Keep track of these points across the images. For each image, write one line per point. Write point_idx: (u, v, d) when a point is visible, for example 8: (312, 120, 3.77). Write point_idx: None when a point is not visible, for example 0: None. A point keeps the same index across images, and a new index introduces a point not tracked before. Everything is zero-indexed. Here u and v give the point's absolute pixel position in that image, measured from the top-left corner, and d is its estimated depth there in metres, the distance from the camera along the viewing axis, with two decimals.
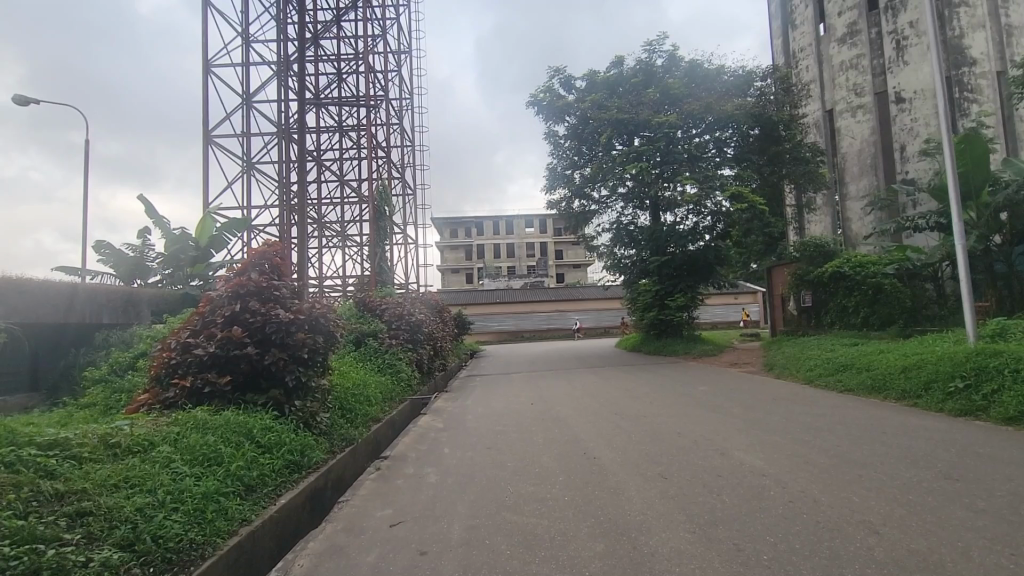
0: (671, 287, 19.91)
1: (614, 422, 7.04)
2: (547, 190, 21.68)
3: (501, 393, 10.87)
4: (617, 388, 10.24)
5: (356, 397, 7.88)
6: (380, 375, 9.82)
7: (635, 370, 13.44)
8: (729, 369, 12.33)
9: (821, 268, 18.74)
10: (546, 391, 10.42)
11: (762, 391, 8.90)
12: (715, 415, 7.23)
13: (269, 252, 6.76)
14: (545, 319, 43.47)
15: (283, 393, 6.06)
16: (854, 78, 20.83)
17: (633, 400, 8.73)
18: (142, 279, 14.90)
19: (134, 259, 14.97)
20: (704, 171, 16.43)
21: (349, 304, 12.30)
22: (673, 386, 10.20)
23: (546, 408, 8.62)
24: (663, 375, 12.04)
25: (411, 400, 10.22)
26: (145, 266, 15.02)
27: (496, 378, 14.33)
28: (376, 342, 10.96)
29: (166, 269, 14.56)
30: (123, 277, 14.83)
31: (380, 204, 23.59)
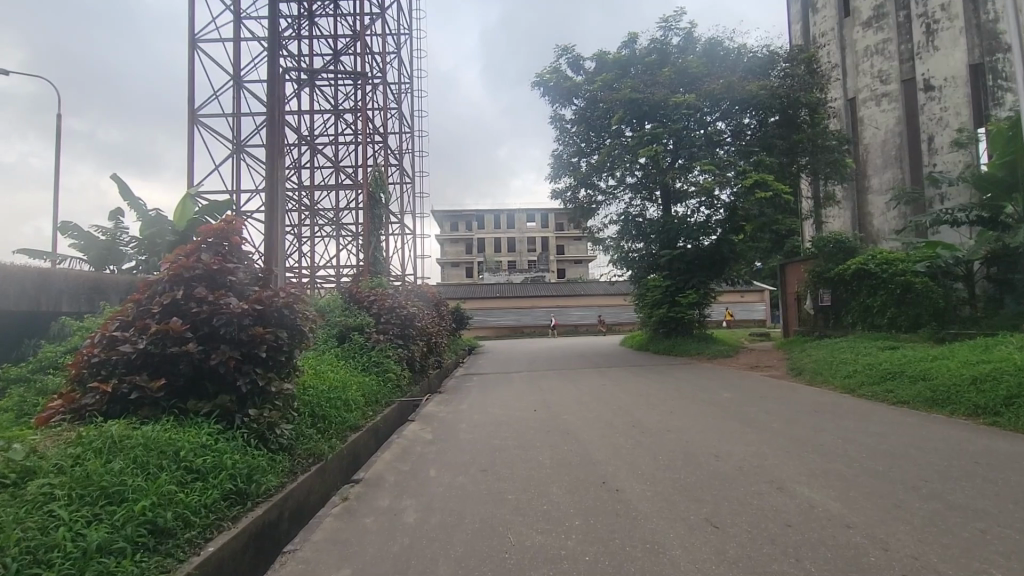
0: (683, 282, 18.77)
1: (633, 438, 5.96)
2: (551, 179, 20.59)
3: (498, 396, 9.80)
4: (630, 393, 9.15)
5: (330, 400, 6.78)
6: (363, 375, 8.70)
7: (646, 372, 12.36)
8: (750, 373, 11.26)
9: (842, 265, 17.65)
10: (549, 395, 9.35)
11: (797, 400, 7.85)
12: (750, 429, 6.16)
13: (226, 230, 5.65)
14: (546, 315, 42.39)
15: (235, 400, 4.98)
16: (880, 64, 19.62)
17: (650, 409, 7.66)
18: (115, 267, 13.74)
19: (105, 244, 13.74)
20: (722, 157, 15.27)
21: (334, 296, 11.17)
22: (692, 391, 9.12)
23: (552, 416, 7.54)
24: (678, 378, 10.95)
25: (399, 403, 9.14)
26: (119, 253, 13.81)
27: (495, 377, 13.25)
28: (362, 338, 9.85)
29: (141, 255, 13.36)
30: (94, 263, 13.67)
31: (375, 191, 22.42)
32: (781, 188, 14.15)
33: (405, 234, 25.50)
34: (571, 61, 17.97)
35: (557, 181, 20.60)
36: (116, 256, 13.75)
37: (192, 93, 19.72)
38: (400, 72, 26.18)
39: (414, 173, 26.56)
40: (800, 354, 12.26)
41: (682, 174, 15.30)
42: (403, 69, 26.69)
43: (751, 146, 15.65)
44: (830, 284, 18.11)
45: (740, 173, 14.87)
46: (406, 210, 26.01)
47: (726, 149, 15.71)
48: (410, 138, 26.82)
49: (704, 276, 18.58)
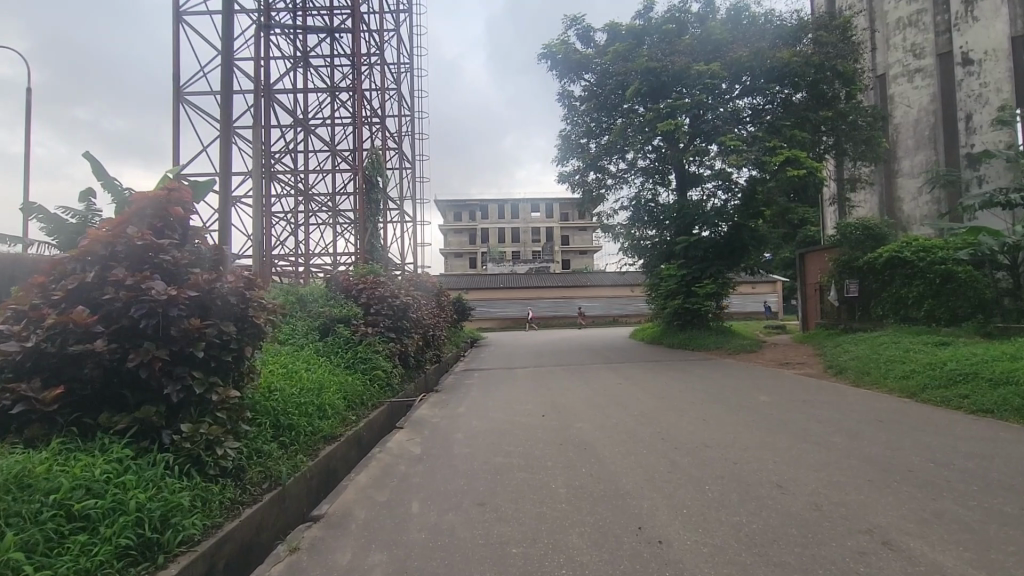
0: (699, 271, 17.42)
1: (666, 457, 4.85)
2: (557, 161, 19.36)
3: (499, 396, 8.71)
4: (650, 394, 8.04)
5: (298, 403, 5.70)
6: (346, 373, 7.62)
7: (663, 368, 11.24)
8: (782, 371, 10.14)
9: (872, 253, 16.43)
10: (557, 396, 8.26)
11: (851, 406, 6.72)
12: (809, 447, 5.04)
13: (165, 199, 4.56)
14: (551, 306, 41.26)
15: (163, 413, 3.90)
16: (913, 37, 18.21)
17: (679, 415, 6.54)
18: None
19: None
20: (746, 131, 13.98)
21: (319, 285, 10.04)
22: (721, 392, 8.02)
23: (565, 423, 6.42)
24: (701, 376, 9.84)
25: (388, 406, 8.03)
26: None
27: (497, 374, 12.17)
28: (347, 330, 8.76)
29: None
30: None
31: (372, 175, 21.35)
32: (813, 167, 12.94)
33: (404, 221, 24.40)
34: (581, 33, 16.71)
35: (565, 164, 19.39)
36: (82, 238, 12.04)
37: (177, 69, 18.52)
38: (399, 51, 24.96)
39: (414, 158, 25.44)
40: (833, 349, 11.13)
41: (702, 153, 14.08)
42: (402, 49, 25.51)
43: (781, 118, 13.98)
44: (858, 274, 16.86)
45: (758, 138, 13.50)
46: (406, 195, 24.88)
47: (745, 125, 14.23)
48: (410, 121, 25.67)
49: (723, 265, 17.32)
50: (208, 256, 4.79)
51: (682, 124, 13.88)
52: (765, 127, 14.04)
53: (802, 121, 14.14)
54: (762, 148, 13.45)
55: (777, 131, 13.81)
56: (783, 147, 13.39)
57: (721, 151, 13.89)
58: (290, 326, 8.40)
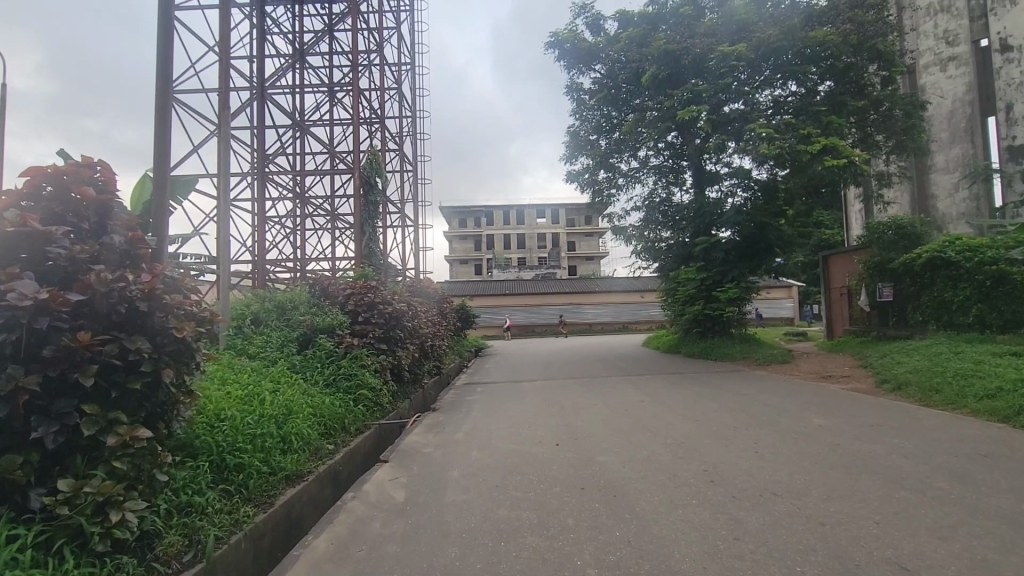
0: (721, 276, 16.03)
1: (723, 513, 3.69)
2: (566, 159, 18.25)
3: (505, 417, 7.54)
4: (682, 417, 6.85)
5: (250, 438, 4.57)
6: (324, 394, 6.47)
7: (688, 383, 10.01)
8: (826, 386, 8.92)
9: (909, 254, 15.19)
10: (572, 418, 7.07)
11: (936, 433, 5.51)
12: (911, 499, 3.84)
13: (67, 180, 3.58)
14: (558, 313, 40.10)
15: (35, 465, 2.82)
16: (945, 23, 16.94)
17: (723, 445, 5.35)
18: None
19: None
20: (778, 119, 12.79)
21: (301, 290, 8.90)
22: (766, 415, 6.81)
23: (586, 457, 5.23)
24: (735, 393, 8.61)
25: (374, 431, 6.87)
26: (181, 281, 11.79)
27: (504, 388, 11.01)
28: (330, 342, 7.61)
29: None
30: None
31: (371, 175, 20.35)
32: (854, 156, 11.74)
33: (406, 225, 23.40)
34: (591, 20, 15.65)
35: (574, 162, 18.34)
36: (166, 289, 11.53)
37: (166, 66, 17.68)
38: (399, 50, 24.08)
39: (415, 159, 24.53)
40: (880, 361, 9.85)
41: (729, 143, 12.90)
42: (403, 48, 24.65)
43: (822, 103, 12.85)
44: (892, 276, 15.67)
45: (791, 125, 12.34)
46: (407, 198, 23.89)
47: (775, 111, 12.98)
48: (410, 122, 24.74)
49: (747, 267, 15.88)
50: (122, 251, 3.70)
51: (707, 109, 12.78)
52: (792, 113, 12.92)
53: (838, 108, 12.94)
54: (796, 136, 12.22)
55: (810, 119, 12.61)
56: (820, 133, 12.25)
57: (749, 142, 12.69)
58: (263, 337, 7.29)
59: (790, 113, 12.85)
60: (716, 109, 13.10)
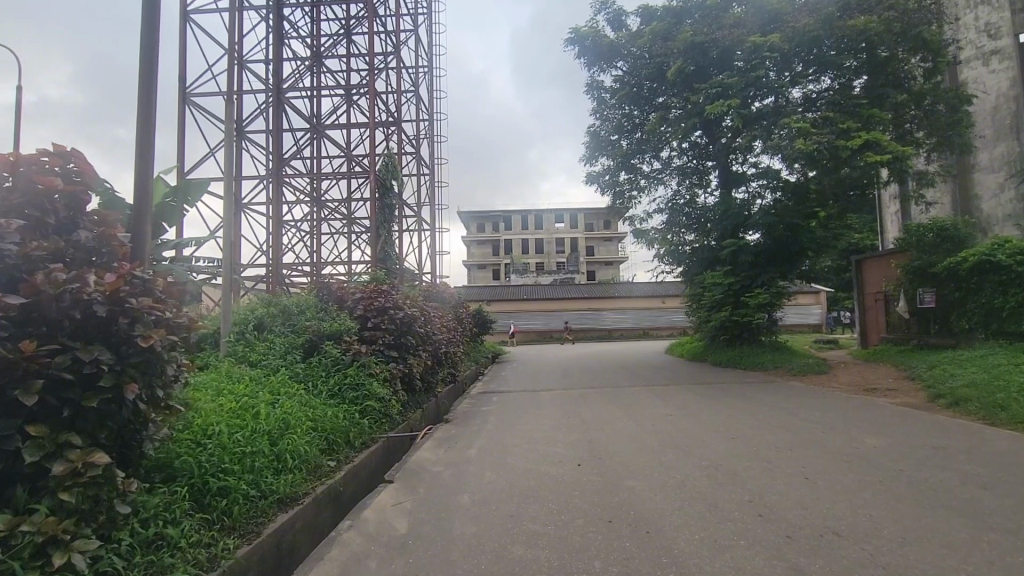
0: (749, 280, 15.27)
1: (780, 558, 3.10)
2: (586, 160, 17.72)
3: (521, 430, 7.04)
4: (715, 434, 6.25)
5: (238, 457, 4.14)
6: (327, 406, 6.02)
7: (718, 395, 9.35)
8: (872, 399, 8.18)
9: (953, 257, 14.27)
10: (593, 433, 6.52)
11: (1015, 458, 4.81)
12: (1007, 544, 3.20)
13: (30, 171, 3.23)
14: (577, 318, 39.41)
15: None
16: (987, 15, 15.96)
17: (766, 471, 4.75)
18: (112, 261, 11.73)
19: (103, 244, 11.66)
20: (813, 114, 12.09)
21: (308, 295, 8.52)
22: (808, 433, 6.16)
23: (612, 482, 4.66)
24: (771, 406, 7.94)
25: (381, 446, 6.38)
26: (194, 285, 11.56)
27: (521, 397, 10.48)
28: (337, 349, 7.20)
29: None
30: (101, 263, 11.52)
31: (386, 178, 20.03)
32: (898, 152, 10.99)
33: (422, 229, 23.09)
34: (611, 16, 15.14)
35: (594, 163, 17.80)
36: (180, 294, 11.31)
37: (183, 70, 17.68)
38: (416, 54, 23.89)
39: (432, 162, 24.27)
40: (928, 373, 9.07)
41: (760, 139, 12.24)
42: (419, 51, 24.44)
43: (859, 97, 12.10)
44: (935, 282, 14.83)
45: (828, 119, 11.67)
46: (423, 202, 23.60)
47: (808, 105, 12.33)
48: (427, 125, 24.48)
49: (777, 271, 15.04)
50: (91, 249, 3.34)
51: (738, 104, 12.17)
52: (826, 106, 12.21)
53: (880, 100, 12.20)
54: (833, 131, 11.52)
55: (852, 113, 11.89)
56: (861, 126, 11.51)
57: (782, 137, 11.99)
58: (267, 345, 6.93)
59: (825, 107, 12.16)
60: (746, 105, 12.46)
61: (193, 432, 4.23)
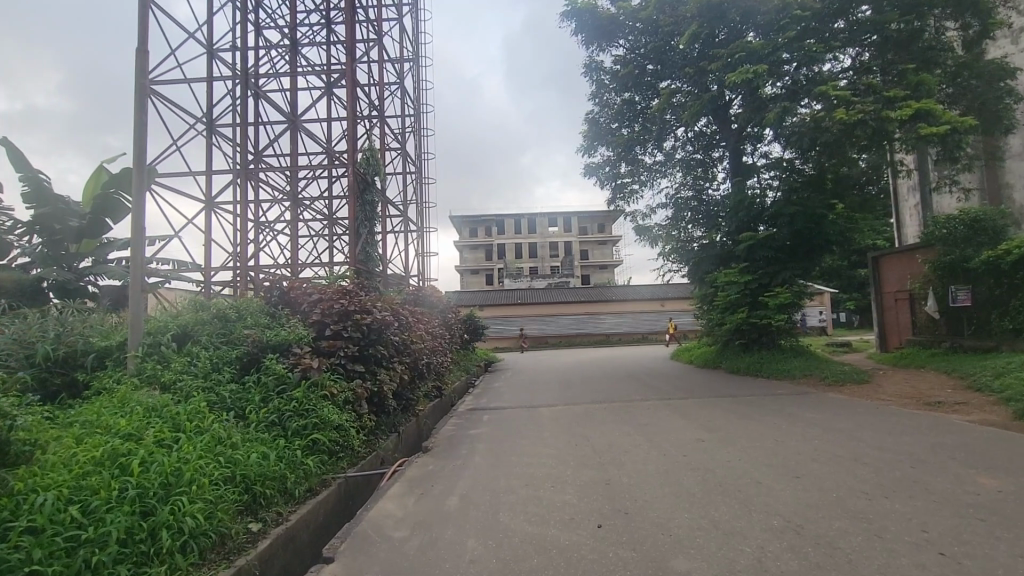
0: (766, 278, 13.85)
1: None
2: (585, 149, 16.32)
3: (516, 464, 5.54)
4: (771, 473, 4.77)
5: (66, 549, 2.68)
6: (256, 443, 4.49)
7: (749, 411, 7.89)
8: (943, 416, 6.79)
9: (992, 250, 12.98)
10: (611, 472, 5.01)
11: None
12: None
13: None
14: (573, 323, 37.94)
15: None
16: None
17: (875, 541, 3.28)
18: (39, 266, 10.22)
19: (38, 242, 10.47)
20: (852, 83, 10.78)
21: (252, 299, 6.89)
22: (893, 469, 4.70)
23: (655, 560, 3.19)
24: (822, 428, 6.47)
25: (331, 496, 4.82)
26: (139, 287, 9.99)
27: (517, 415, 8.98)
28: (281, 365, 5.66)
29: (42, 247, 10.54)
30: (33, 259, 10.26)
31: (367, 173, 18.42)
32: (956, 122, 9.62)
33: (408, 229, 21.63)
34: None
35: (593, 154, 16.38)
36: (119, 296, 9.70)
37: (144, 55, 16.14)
38: (401, 43, 22.60)
39: (418, 159, 22.85)
40: (1000, 382, 7.66)
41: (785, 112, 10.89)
42: (404, 42, 23.04)
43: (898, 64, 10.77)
44: (969, 278, 13.63)
45: (870, 86, 10.42)
46: (409, 200, 22.16)
47: (840, 72, 11.13)
48: (412, 119, 23.04)
49: (798, 268, 13.60)
50: None
51: (765, 71, 10.84)
52: (872, 74, 10.90)
53: (929, 64, 10.87)
54: (878, 101, 10.20)
55: (898, 79, 10.60)
56: (908, 93, 10.17)
57: (819, 108, 10.82)
58: (189, 359, 5.41)
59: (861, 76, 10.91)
60: (771, 76, 11.15)
61: (1, 510, 2.76)
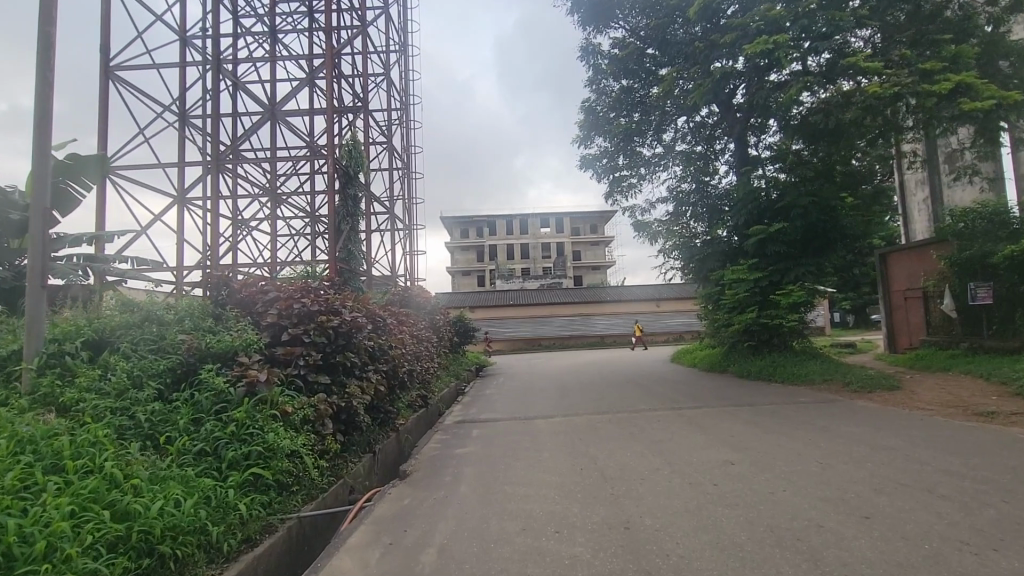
0: (777, 275, 12.94)
1: None
2: (581, 140, 15.32)
3: (510, 499, 4.53)
4: (832, 513, 3.80)
5: None
6: (171, 485, 3.45)
7: (776, 423, 6.95)
8: (1004, 430, 5.91)
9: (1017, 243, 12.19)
10: (630, 512, 4.02)
11: None
12: None
13: None
14: (566, 325, 37.01)
15: None
16: None
17: None
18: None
19: None
20: (885, 57, 10.06)
21: (194, 298, 5.79)
22: (985, 508, 3.77)
23: None
24: (869, 446, 5.53)
25: (276, 546, 3.80)
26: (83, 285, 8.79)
27: (511, 429, 7.95)
28: (220, 378, 4.61)
29: None
30: None
31: (351, 166, 17.36)
32: (1001, 96, 8.87)
33: (395, 227, 20.58)
34: None
35: (588, 144, 15.42)
36: (62, 295, 8.57)
37: (106, 37, 14.92)
38: (386, 32, 21.62)
39: (405, 154, 21.80)
40: None
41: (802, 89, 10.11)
42: (390, 32, 21.99)
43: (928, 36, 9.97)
44: (991, 273, 12.84)
45: (904, 58, 9.69)
46: (396, 197, 21.13)
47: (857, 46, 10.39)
48: (399, 112, 22.01)
49: (812, 264, 12.71)
50: None
51: (786, 42, 9.98)
52: (907, 46, 10.12)
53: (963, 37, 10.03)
54: (913, 73, 9.47)
55: (932, 48, 9.81)
56: (945, 68, 9.40)
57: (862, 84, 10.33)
58: (100, 372, 4.37)
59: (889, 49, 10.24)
60: (791, 49, 10.22)
61: None
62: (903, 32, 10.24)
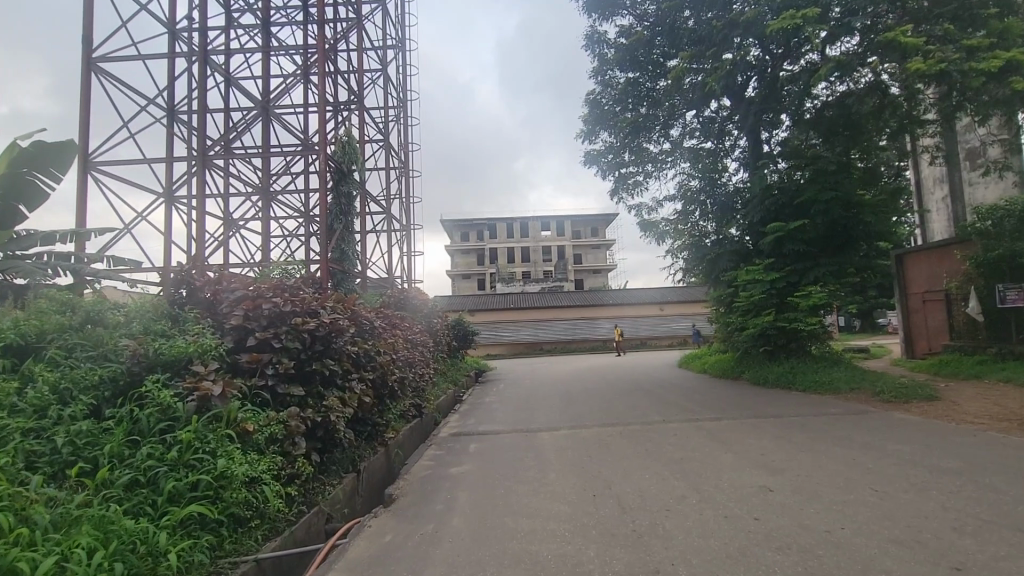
0: (794, 276, 12.21)
1: None
2: (585, 135, 14.63)
3: (511, 535, 3.80)
4: (913, 563, 3.06)
5: None
6: (79, 534, 2.71)
7: (809, 438, 6.21)
8: None
9: None
10: (656, 557, 3.30)
11: None
12: None
13: None
14: (569, 329, 36.27)
15: None
16: None
17: None
18: None
19: None
20: (927, 30, 9.31)
21: (149, 298, 5.06)
22: None
23: None
24: (926, 469, 4.78)
25: None
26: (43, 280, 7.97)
27: (513, 444, 7.21)
28: (167, 391, 3.87)
29: None
30: None
31: (345, 163, 16.65)
32: None
33: (392, 227, 19.87)
34: None
35: (593, 140, 14.70)
36: (24, 295, 7.89)
37: (89, 27, 14.23)
38: (383, 26, 20.98)
39: (403, 152, 21.12)
40: None
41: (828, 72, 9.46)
42: (387, 26, 21.33)
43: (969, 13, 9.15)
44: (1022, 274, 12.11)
45: (947, 33, 8.96)
46: (393, 196, 20.43)
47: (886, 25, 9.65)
48: (397, 109, 21.36)
49: (832, 264, 11.99)
50: None
51: (814, 17, 9.27)
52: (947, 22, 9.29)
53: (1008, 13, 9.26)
54: (956, 51, 8.74)
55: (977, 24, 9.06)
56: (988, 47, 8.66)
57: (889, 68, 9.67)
58: (18, 386, 3.66)
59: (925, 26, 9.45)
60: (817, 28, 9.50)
61: None
62: (943, 6, 9.31)
